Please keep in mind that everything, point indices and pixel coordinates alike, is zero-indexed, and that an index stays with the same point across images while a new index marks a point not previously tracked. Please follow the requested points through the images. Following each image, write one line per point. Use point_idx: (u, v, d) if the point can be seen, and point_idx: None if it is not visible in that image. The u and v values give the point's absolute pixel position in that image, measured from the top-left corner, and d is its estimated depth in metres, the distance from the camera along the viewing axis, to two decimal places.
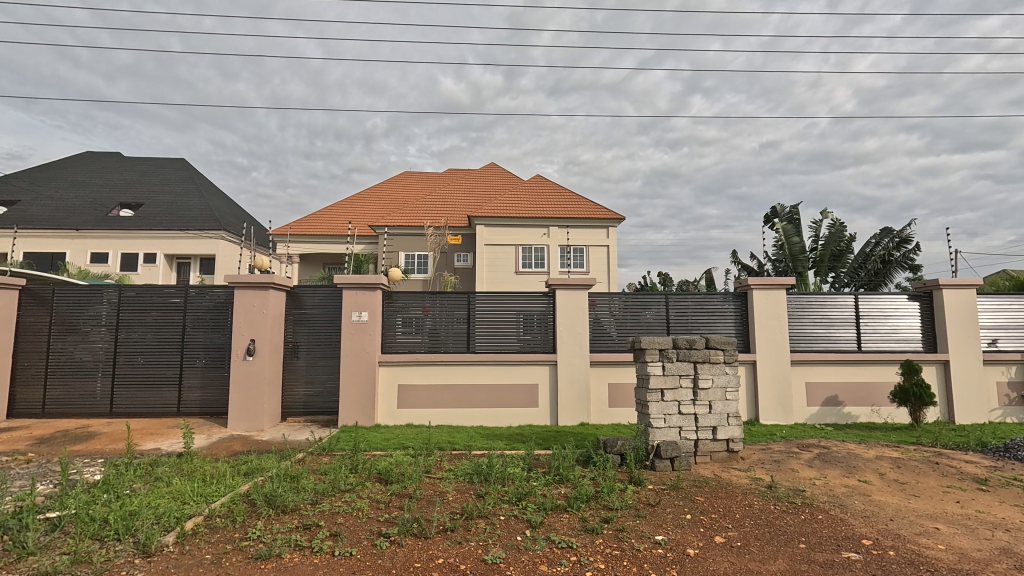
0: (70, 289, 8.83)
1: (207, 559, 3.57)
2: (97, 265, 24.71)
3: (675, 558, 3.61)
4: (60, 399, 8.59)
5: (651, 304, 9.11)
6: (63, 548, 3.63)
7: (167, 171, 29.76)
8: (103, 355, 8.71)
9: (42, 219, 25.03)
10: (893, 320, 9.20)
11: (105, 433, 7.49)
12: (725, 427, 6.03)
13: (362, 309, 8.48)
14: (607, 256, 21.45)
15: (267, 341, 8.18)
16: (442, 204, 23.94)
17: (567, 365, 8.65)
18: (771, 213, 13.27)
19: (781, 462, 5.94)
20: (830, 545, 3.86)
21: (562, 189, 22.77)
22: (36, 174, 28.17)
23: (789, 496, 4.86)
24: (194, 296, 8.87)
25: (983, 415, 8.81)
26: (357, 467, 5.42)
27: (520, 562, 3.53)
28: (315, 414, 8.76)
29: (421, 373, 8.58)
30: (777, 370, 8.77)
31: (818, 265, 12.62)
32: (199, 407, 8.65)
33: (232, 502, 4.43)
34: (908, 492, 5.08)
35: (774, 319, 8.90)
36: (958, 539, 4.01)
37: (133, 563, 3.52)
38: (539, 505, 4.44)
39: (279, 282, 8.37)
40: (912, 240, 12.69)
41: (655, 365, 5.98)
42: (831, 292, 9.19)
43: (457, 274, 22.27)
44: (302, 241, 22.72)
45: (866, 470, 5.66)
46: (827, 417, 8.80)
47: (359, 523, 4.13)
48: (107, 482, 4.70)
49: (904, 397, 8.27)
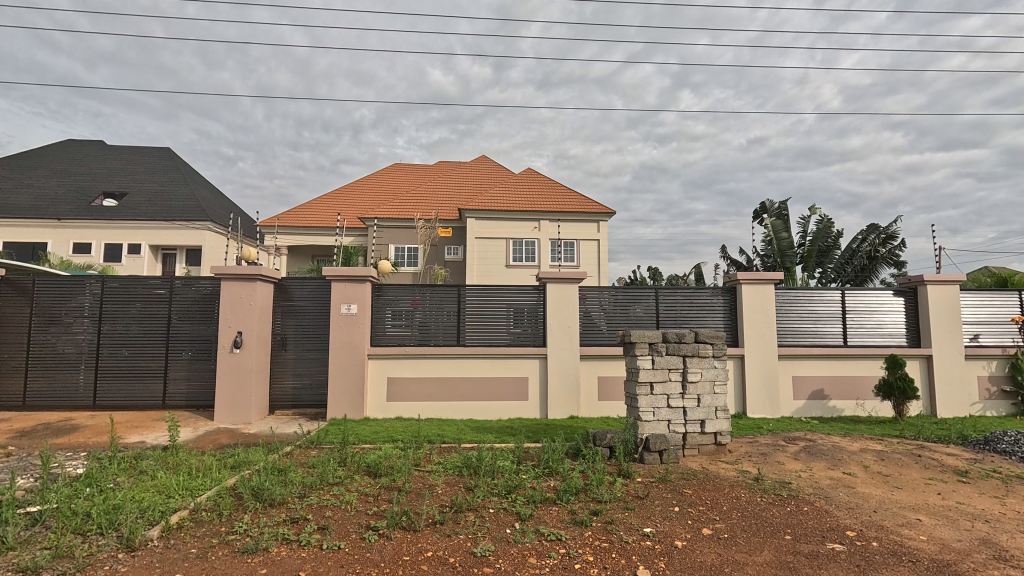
0: (51, 280, 8.64)
1: (193, 553, 3.53)
2: (80, 255, 24.28)
3: (663, 550, 3.64)
4: (42, 391, 8.45)
5: (640, 298, 9.15)
6: (44, 543, 3.57)
7: (153, 160, 29.27)
8: (86, 347, 8.56)
9: (22, 208, 24.49)
10: (879, 314, 9.31)
11: (89, 425, 7.38)
12: (713, 420, 6.08)
13: (350, 301, 8.41)
14: (597, 250, 21.48)
15: (255, 333, 8.08)
16: (432, 196, 23.81)
17: (558, 359, 8.65)
18: (761, 208, 13.34)
19: (768, 454, 6.01)
20: (815, 537, 3.91)
21: (553, 183, 22.75)
22: (15, 162, 27.53)
23: (776, 488, 4.92)
24: (180, 287, 8.73)
25: (964, 408, 8.97)
26: (346, 460, 5.39)
27: (509, 555, 3.52)
28: (303, 407, 8.69)
29: (410, 366, 8.54)
30: (766, 364, 8.86)
31: (806, 261, 12.73)
32: (185, 400, 8.56)
33: (218, 496, 4.39)
34: (891, 484, 5.17)
35: (763, 314, 8.98)
36: (940, 530, 4.08)
37: (116, 557, 3.47)
38: (528, 497, 4.44)
39: (267, 273, 8.26)
40: (898, 236, 12.86)
41: (644, 358, 6.00)
42: (819, 287, 9.28)
43: (447, 267, 22.25)
44: (290, 233, 22.49)
45: (851, 462, 5.75)
46: (813, 411, 8.90)
47: (348, 516, 4.11)
48: (90, 475, 4.62)
49: (888, 390, 8.40)
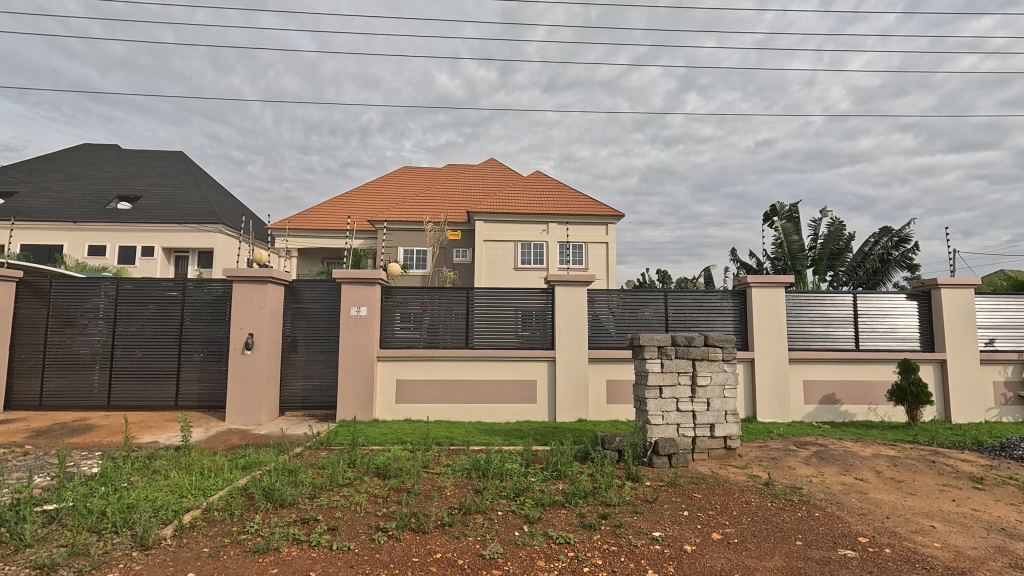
0: (68, 281, 8.79)
1: (205, 553, 3.57)
2: (94, 257, 24.63)
3: (672, 554, 3.62)
4: (58, 392, 8.58)
5: (649, 301, 9.12)
6: (60, 541, 3.63)
7: (166, 163, 29.63)
8: (100, 348, 8.69)
9: (39, 211, 24.93)
10: (891, 318, 9.21)
11: (103, 425, 7.49)
12: (723, 424, 6.04)
13: (360, 303, 8.46)
14: (605, 253, 21.42)
15: (266, 334, 8.15)
16: (441, 199, 23.89)
17: (566, 361, 8.64)
18: (771, 211, 13.24)
19: (778, 459, 5.97)
20: (827, 542, 3.88)
21: (562, 185, 22.74)
22: (31, 166, 28.00)
23: (787, 494, 4.88)
24: (192, 289, 8.85)
25: (979, 414, 8.84)
26: (355, 462, 5.42)
27: (518, 557, 3.53)
28: (313, 408, 8.77)
29: (419, 368, 8.58)
30: (776, 368, 8.79)
31: (817, 264, 12.59)
32: (197, 401, 8.66)
33: (230, 496, 4.44)
34: (905, 490, 5.10)
35: (772, 317, 8.91)
36: (953, 537, 4.04)
37: (130, 555, 3.52)
38: (537, 500, 4.44)
39: (277, 275, 8.34)
40: (911, 240, 12.72)
41: (653, 361, 5.99)
42: (830, 291, 9.19)
43: (456, 270, 22.33)
44: (301, 236, 22.67)
45: (863, 467, 5.68)
46: (824, 415, 8.82)
47: (357, 518, 4.13)
48: (105, 474, 4.68)
49: (901, 396, 8.28)
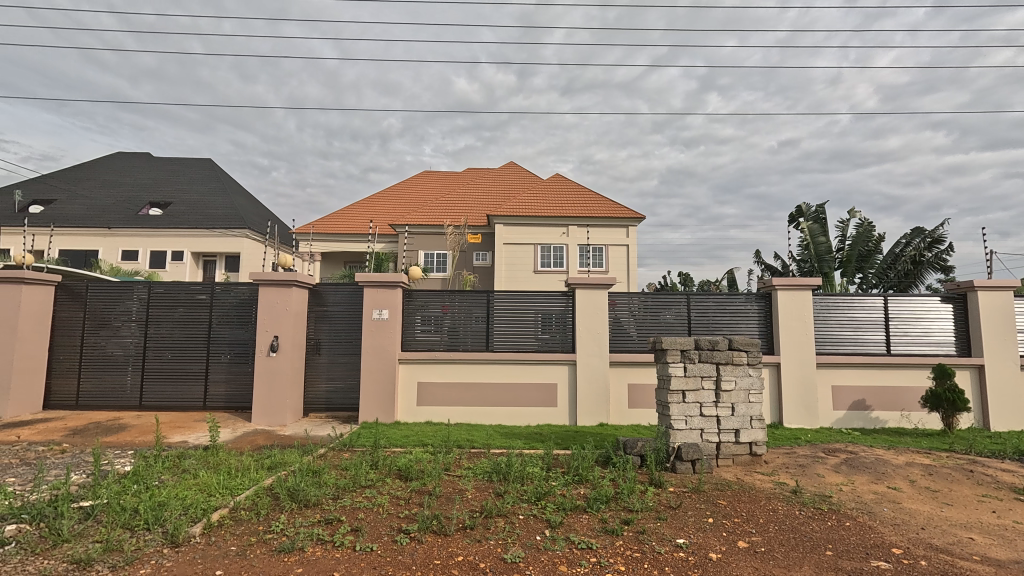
0: (102, 285, 9.09)
1: (233, 551, 3.64)
2: (127, 262, 25.42)
3: (697, 562, 3.57)
4: (92, 392, 8.86)
5: (671, 304, 9.01)
6: (95, 536, 3.74)
7: (195, 170, 30.46)
8: (133, 349, 8.95)
9: (76, 218, 25.84)
10: (924, 322, 8.93)
11: (135, 425, 7.71)
12: (748, 430, 5.91)
13: (381, 306, 8.56)
14: (626, 256, 21.26)
15: (290, 337, 8.29)
16: (461, 203, 24.02)
17: (587, 365, 8.59)
18: (797, 212, 12.97)
19: (806, 466, 5.82)
20: (858, 553, 3.76)
21: (582, 188, 22.66)
22: (68, 173, 29.06)
23: (816, 502, 4.75)
24: (220, 292, 9.06)
25: (1021, 422, 8.48)
26: (378, 463, 5.48)
27: (539, 562, 3.51)
28: (336, 410, 8.89)
29: (440, 371, 8.62)
30: (803, 372, 8.59)
31: (845, 265, 12.29)
32: (224, 402, 8.85)
33: (256, 496, 4.52)
34: (940, 500, 4.93)
35: (799, 320, 8.71)
36: (993, 550, 3.89)
37: (161, 552, 3.61)
38: (558, 505, 4.42)
39: (302, 279, 8.49)
40: (944, 241, 12.32)
41: (676, 366, 5.89)
42: (859, 293, 8.96)
43: (476, 273, 22.43)
44: (324, 239, 23.04)
45: (896, 476, 5.51)
46: (854, 422, 8.58)
47: (380, 519, 4.16)
48: (137, 472, 4.81)
49: (936, 402, 8.01)
